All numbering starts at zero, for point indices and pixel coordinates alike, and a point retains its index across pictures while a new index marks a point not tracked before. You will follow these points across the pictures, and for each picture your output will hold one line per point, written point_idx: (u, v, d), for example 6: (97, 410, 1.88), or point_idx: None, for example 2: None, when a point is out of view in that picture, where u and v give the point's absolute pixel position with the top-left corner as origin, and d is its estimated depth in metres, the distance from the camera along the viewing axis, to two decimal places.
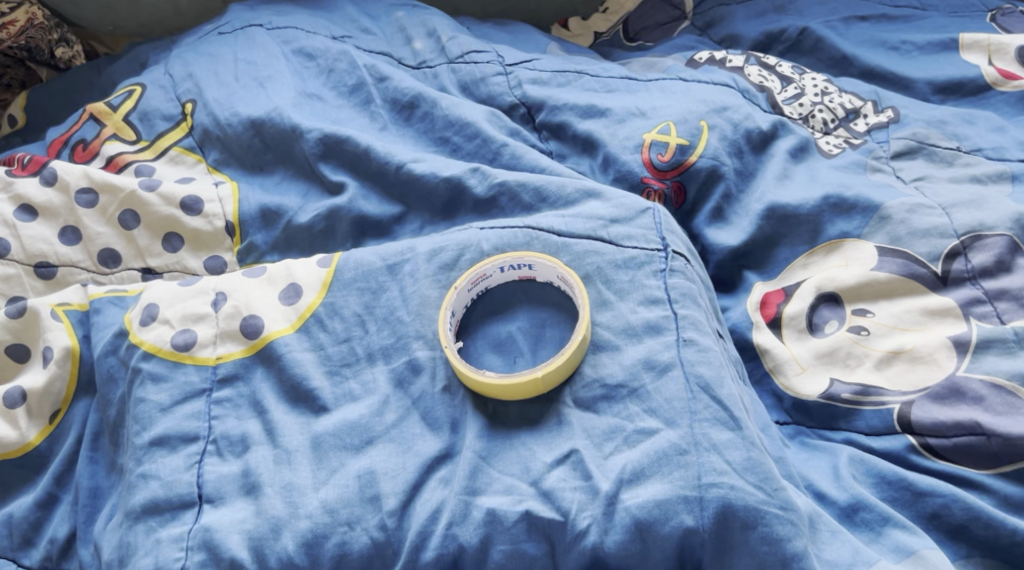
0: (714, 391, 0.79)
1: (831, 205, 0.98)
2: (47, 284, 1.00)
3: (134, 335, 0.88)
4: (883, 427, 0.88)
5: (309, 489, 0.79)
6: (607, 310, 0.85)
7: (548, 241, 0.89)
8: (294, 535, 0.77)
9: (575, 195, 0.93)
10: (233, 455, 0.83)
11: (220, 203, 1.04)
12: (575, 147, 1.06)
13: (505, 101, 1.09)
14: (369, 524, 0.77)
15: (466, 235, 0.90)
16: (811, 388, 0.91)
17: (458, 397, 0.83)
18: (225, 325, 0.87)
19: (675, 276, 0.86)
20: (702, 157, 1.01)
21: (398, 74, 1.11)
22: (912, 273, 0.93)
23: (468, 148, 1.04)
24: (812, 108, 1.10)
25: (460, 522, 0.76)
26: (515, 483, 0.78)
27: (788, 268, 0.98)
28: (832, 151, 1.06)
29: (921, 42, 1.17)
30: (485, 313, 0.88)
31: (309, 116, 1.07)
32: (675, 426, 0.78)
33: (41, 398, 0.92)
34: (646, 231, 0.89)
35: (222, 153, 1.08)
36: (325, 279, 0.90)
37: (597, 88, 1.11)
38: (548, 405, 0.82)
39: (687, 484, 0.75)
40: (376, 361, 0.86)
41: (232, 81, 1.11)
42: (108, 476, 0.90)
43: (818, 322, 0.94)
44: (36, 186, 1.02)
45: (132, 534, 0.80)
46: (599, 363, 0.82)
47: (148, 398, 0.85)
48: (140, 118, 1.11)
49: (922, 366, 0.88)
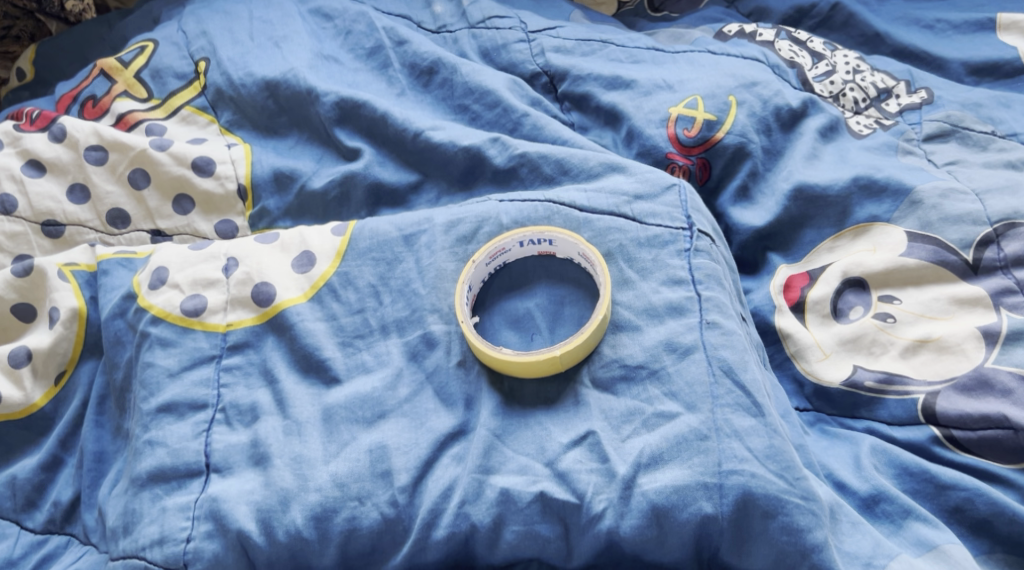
0: (737, 375, 0.77)
1: (860, 186, 0.95)
2: (54, 243, 0.98)
3: (143, 299, 0.86)
4: (907, 417, 0.86)
5: (319, 462, 0.77)
6: (628, 289, 0.82)
7: (568, 216, 0.86)
8: (303, 509, 0.75)
9: (597, 169, 0.91)
10: (242, 425, 0.81)
11: (232, 165, 1.01)
12: (598, 119, 1.04)
13: (526, 69, 1.07)
14: (379, 499, 0.75)
15: (484, 207, 0.88)
16: (833, 375, 0.89)
17: (473, 373, 0.81)
18: (235, 291, 0.86)
19: (700, 257, 0.84)
20: (729, 134, 0.98)
21: (417, 37, 1.08)
22: (942, 260, 0.90)
23: (487, 117, 1.02)
24: (843, 87, 1.07)
25: (473, 500, 0.74)
26: (529, 463, 0.76)
27: (812, 251, 0.96)
28: (862, 132, 1.03)
29: (957, 21, 1.14)
30: (502, 289, 0.86)
31: (325, 78, 1.04)
32: (695, 410, 0.75)
33: (47, 358, 0.91)
34: (671, 209, 0.86)
35: (235, 114, 1.05)
36: (339, 248, 0.87)
37: (622, 59, 1.07)
38: (566, 386, 0.79)
39: (707, 470, 0.73)
40: (390, 333, 0.84)
41: (247, 41, 1.08)
42: (113, 441, 0.89)
43: (843, 307, 0.92)
44: (44, 142, 1.00)
45: (137, 502, 0.78)
46: (618, 343, 0.80)
47: (156, 363, 0.83)
48: (152, 75, 1.07)
49: (949, 356, 0.86)
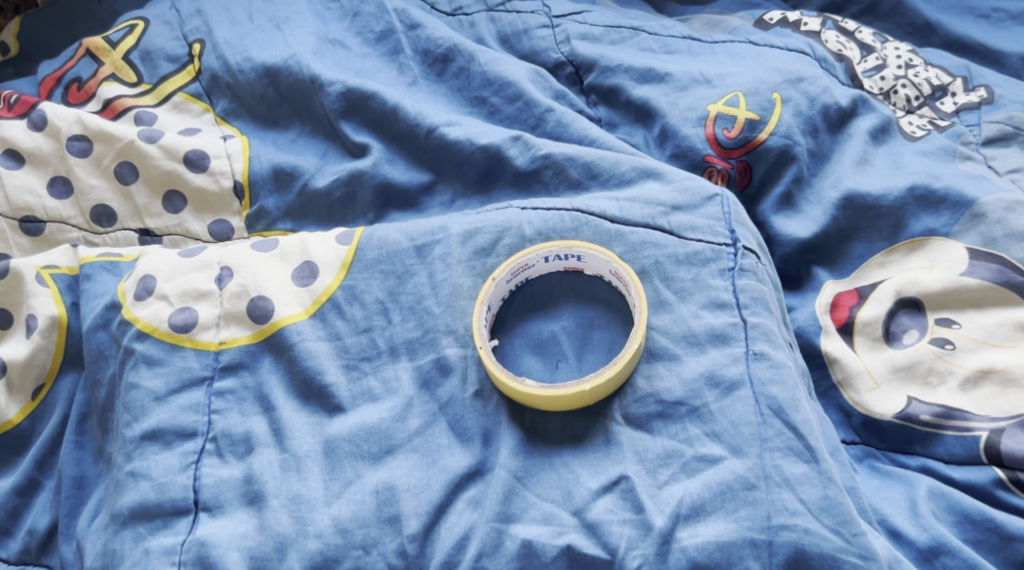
0: (787, 415, 0.69)
1: (917, 197, 0.86)
2: (34, 242, 0.90)
3: (128, 312, 0.78)
4: (967, 456, 0.78)
5: (319, 504, 0.70)
6: (665, 312, 0.74)
7: (599, 227, 0.78)
8: (301, 557, 0.68)
9: (630, 174, 0.82)
10: (235, 458, 0.73)
11: (227, 159, 0.93)
12: (627, 115, 0.95)
13: (550, 58, 0.98)
14: (386, 548, 0.68)
15: (506, 215, 0.79)
16: (885, 406, 0.81)
17: (491, 404, 0.73)
18: (229, 306, 0.77)
19: (745, 277, 0.75)
20: (773, 135, 0.89)
21: (431, 20, 0.99)
22: (1008, 281, 0.81)
23: (507, 112, 0.93)
24: (894, 83, 0.98)
25: (491, 553, 0.67)
26: (554, 511, 0.68)
27: (862, 266, 0.87)
28: (916, 133, 0.94)
29: (1015, 10, 1.04)
30: (524, 309, 0.78)
31: (330, 66, 0.95)
32: (741, 455, 0.68)
33: (23, 371, 0.83)
34: (712, 222, 0.77)
35: (232, 102, 0.96)
36: (344, 259, 0.79)
37: (655, 49, 0.98)
38: (595, 421, 0.71)
39: (755, 525, 0.65)
40: (399, 356, 0.76)
41: (246, 22, 0.99)
42: (95, 465, 0.81)
43: (896, 331, 0.83)
44: (22, 130, 0.91)
45: (117, 541, 0.71)
46: (654, 374, 0.72)
47: (141, 385, 0.75)
48: (142, 58, 0.98)
49: (1014, 390, 0.78)
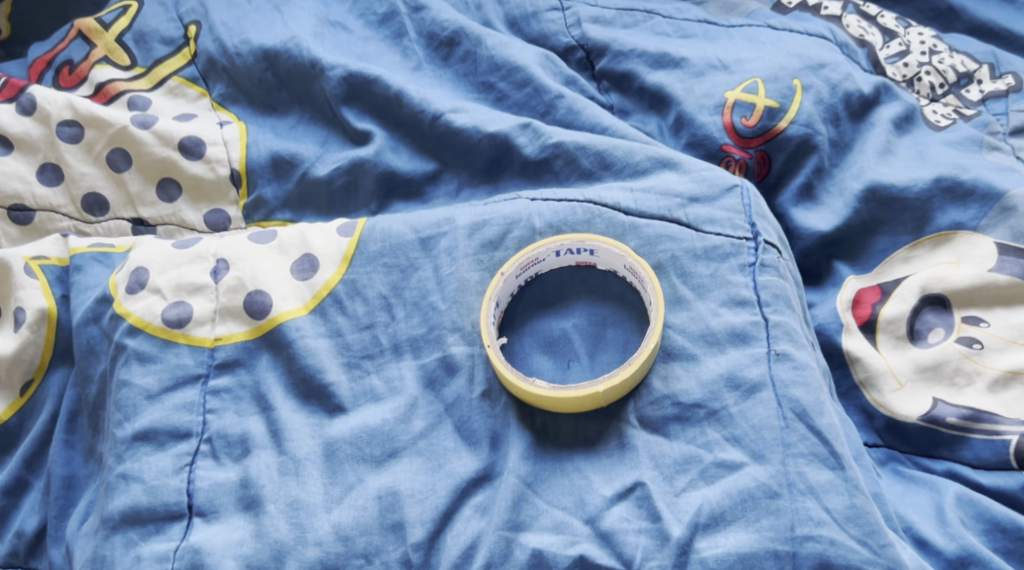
0: (811, 419, 0.65)
1: (943, 189, 0.83)
2: (23, 231, 0.86)
3: (119, 305, 0.74)
4: (996, 461, 0.75)
5: (319, 509, 0.66)
6: (682, 310, 0.71)
7: (612, 220, 0.74)
8: (300, 566, 0.64)
9: (645, 164, 0.79)
10: (231, 460, 0.70)
11: (224, 146, 0.89)
12: (641, 103, 0.92)
13: (560, 42, 0.94)
14: (390, 557, 0.64)
15: (515, 207, 0.76)
16: (910, 408, 0.78)
17: (499, 406, 0.69)
18: (225, 300, 0.74)
19: (767, 273, 0.72)
20: (793, 123, 0.86)
21: (436, 2, 0.94)
22: None
23: (515, 98, 0.89)
24: (918, 70, 0.94)
25: (500, 563, 0.64)
26: (566, 519, 0.65)
27: (885, 261, 0.84)
28: (940, 123, 0.90)
29: None
30: (534, 306, 0.74)
31: (331, 49, 0.91)
32: (763, 461, 0.64)
33: (11, 366, 0.80)
34: (732, 214, 0.74)
35: (229, 87, 0.92)
36: (346, 252, 0.75)
37: (670, 33, 0.94)
38: (609, 424, 0.68)
39: (778, 536, 0.62)
40: (403, 354, 0.72)
41: (244, 3, 0.95)
42: (86, 465, 0.78)
43: (921, 329, 0.80)
44: (11, 115, 0.88)
45: (108, 547, 0.67)
46: (670, 375, 0.68)
47: (132, 383, 0.71)
48: (135, 40, 0.94)
49: None
